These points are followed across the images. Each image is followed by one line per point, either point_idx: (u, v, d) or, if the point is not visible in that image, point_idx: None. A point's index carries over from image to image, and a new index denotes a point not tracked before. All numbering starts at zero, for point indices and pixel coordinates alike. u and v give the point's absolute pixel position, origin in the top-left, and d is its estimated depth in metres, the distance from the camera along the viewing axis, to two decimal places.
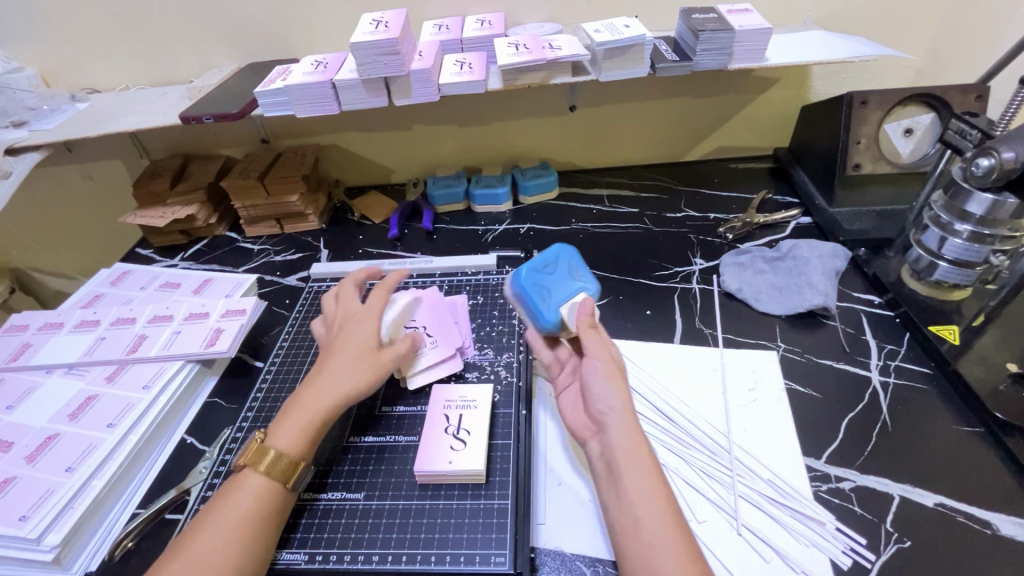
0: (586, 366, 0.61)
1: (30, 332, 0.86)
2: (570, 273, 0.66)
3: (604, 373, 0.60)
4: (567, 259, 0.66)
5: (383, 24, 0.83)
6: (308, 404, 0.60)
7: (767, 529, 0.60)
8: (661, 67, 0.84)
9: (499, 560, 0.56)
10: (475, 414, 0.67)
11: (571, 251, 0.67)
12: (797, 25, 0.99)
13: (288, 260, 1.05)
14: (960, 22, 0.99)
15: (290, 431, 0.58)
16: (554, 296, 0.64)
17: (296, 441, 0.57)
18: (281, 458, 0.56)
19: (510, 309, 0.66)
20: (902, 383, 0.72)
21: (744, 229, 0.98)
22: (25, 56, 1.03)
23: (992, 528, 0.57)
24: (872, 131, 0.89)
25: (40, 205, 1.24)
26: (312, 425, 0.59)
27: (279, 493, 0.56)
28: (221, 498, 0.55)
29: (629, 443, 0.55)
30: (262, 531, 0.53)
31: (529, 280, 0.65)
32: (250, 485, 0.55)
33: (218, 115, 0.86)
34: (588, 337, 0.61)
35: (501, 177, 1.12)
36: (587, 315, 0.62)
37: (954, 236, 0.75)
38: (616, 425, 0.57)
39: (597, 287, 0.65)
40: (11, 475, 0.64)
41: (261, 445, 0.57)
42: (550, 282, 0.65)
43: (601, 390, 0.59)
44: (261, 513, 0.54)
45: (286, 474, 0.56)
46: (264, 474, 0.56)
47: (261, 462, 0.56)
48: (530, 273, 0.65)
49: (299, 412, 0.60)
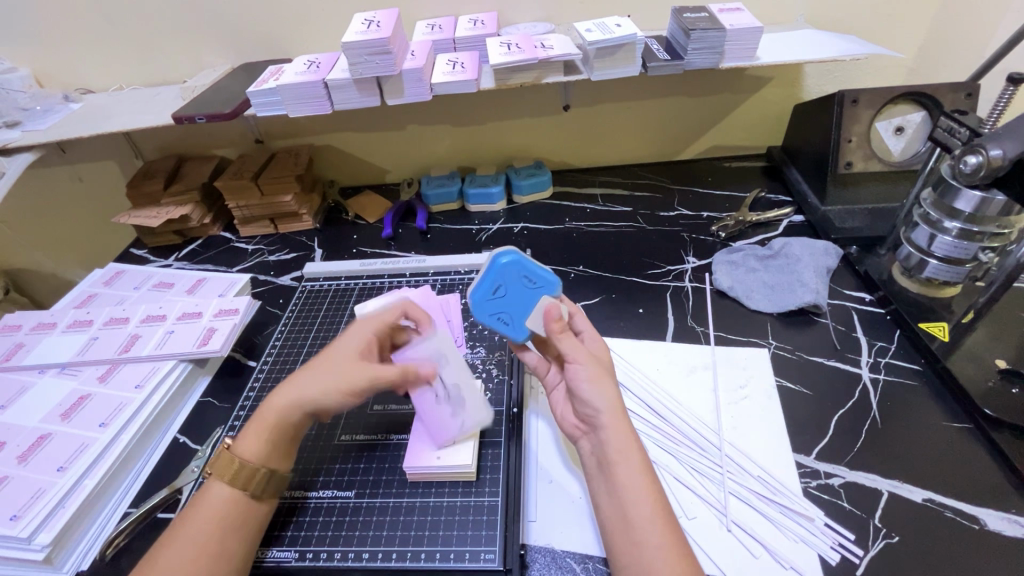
0: (571, 369, 0.58)
1: (23, 332, 0.86)
2: (522, 282, 0.63)
3: (590, 373, 0.57)
4: (511, 270, 0.63)
5: (375, 23, 0.83)
6: (266, 410, 0.60)
7: (756, 525, 0.60)
8: (653, 66, 0.84)
9: (489, 556, 0.56)
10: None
11: (508, 260, 0.64)
12: (789, 24, 0.99)
13: (282, 260, 1.05)
14: (951, 21, 1.00)
15: (253, 441, 0.58)
16: (518, 311, 0.63)
17: (258, 450, 0.57)
18: (244, 468, 0.56)
19: (478, 302, 0.64)
20: (892, 380, 0.72)
21: (736, 228, 0.98)
22: (18, 56, 1.03)
23: (980, 523, 0.57)
24: (864, 129, 0.90)
25: (34, 206, 1.24)
26: (275, 432, 0.59)
27: (247, 504, 0.56)
28: (192, 506, 0.55)
29: (621, 444, 0.54)
30: (231, 541, 0.54)
31: (485, 311, 0.64)
32: (217, 495, 0.56)
33: (210, 115, 0.86)
34: (562, 341, 0.59)
35: (495, 177, 1.13)
36: (556, 318, 0.60)
37: (944, 234, 0.75)
38: (605, 426, 0.55)
39: (555, 285, 0.63)
40: (2, 475, 0.64)
41: (226, 455, 0.57)
42: (505, 301, 0.63)
43: (586, 392, 0.57)
44: (230, 522, 0.54)
45: (250, 485, 0.56)
46: (230, 484, 0.56)
47: (227, 473, 0.56)
48: (511, 270, 0.64)
49: (261, 420, 0.59)
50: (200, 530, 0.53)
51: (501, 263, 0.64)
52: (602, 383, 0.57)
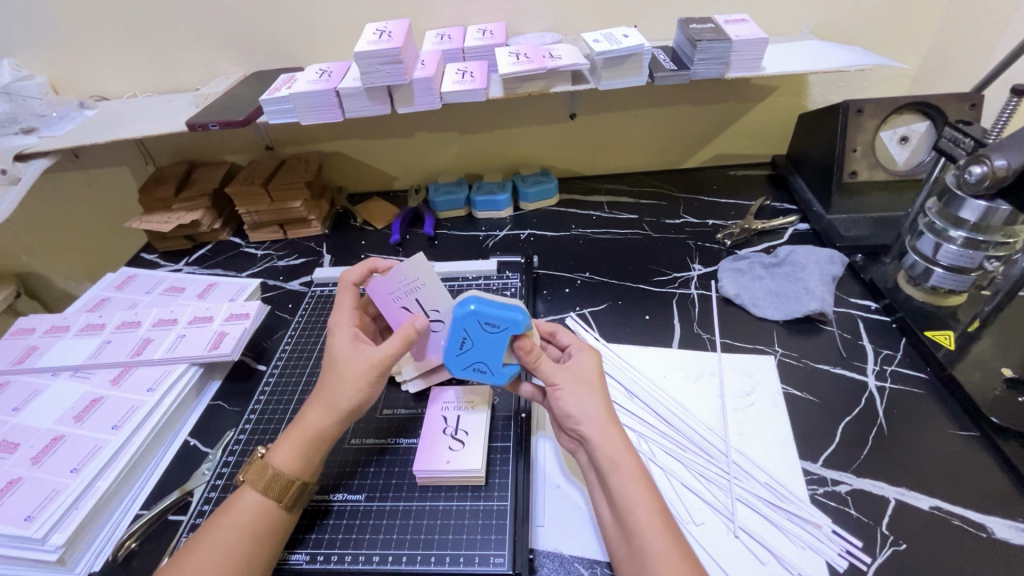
0: (551, 392, 0.61)
1: (36, 335, 0.88)
2: (485, 328, 0.61)
3: (571, 390, 0.60)
4: (469, 320, 0.61)
5: (387, 33, 0.85)
6: (302, 424, 0.61)
7: (764, 531, 0.60)
8: (660, 76, 0.85)
9: (498, 560, 0.56)
10: (473, 415, 0.68)
11: (462, 312, 0.61)
12: (794, 34, 1.01)
13: (291, 265, 1.06)
14: (954, 32, 1.01)
15: (288, 451, 0.59)
16: (491, 357, 0.62)
17: (292, 459, 0.58)
18: (279, 476, 0.57)
19: (449, 357, 0.64)
20: (898, 388, 0.72)
21: (742, 235, 0.99)
22: (35, 64, 1.05)
23: (988, 531, 0.57)
24: (868, 138, 0.91)
25: (46, 210, 1.26)
26: (310, 445, 0.60)
27: (277, 513, 0.57)
28: (222, 512, 0.56)
29: (611, 454, 0.55)
30: (261, 549, 0.54)
31: (459, 363, 0.64)
32: (249, 502, 0.56)
33: (223, 123, 0.88)
34: (539, 366, 0.61)
35: (501, 184, 1.14)
36: (529, 347, 0.60)
37: (949, 242, 0.76)
38: (594, 440, 0.56)
39: (520, 323, 0.60)
40: (16, 476, 0.65)
41: (262, 463, 0.58)
42: (475, 350, 0.62)
43: (570, 407, 0.59)
44: (259, 529, 0.55)
45: (283, 495, 0.57)
46: (264, 492, 0.57)
47: (261, 480, 0.57)
48: (470, 321, 0.61)
49: (298, 433, 0.60)
50: (228, 535, 0.53)
51: (461, 313, 0.61)
52: (585, 397, 0.59)
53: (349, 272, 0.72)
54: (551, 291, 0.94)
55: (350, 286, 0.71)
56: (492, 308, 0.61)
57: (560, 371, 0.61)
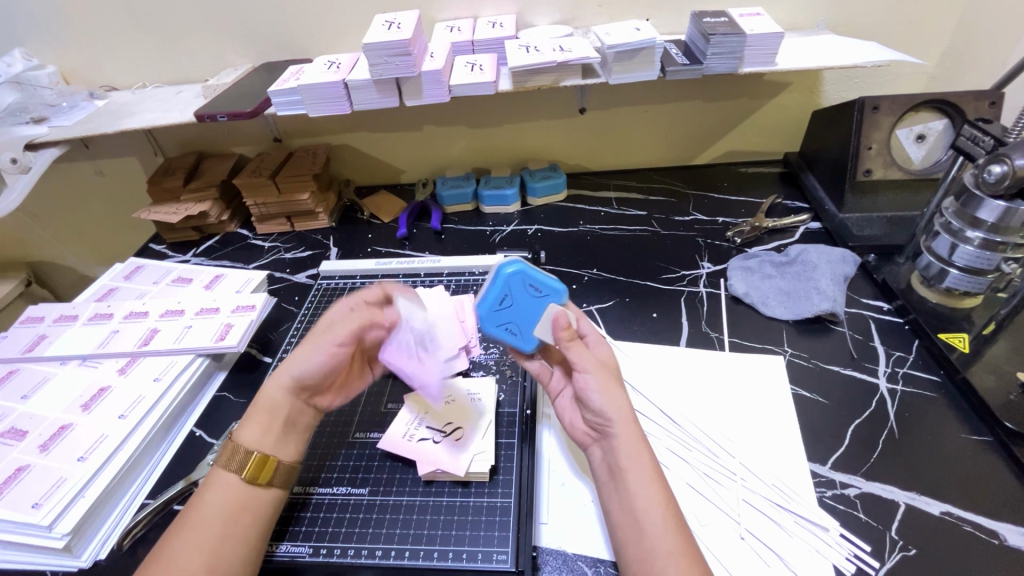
0: (579, 378, 0.58)
1: (46, 324, 0.88)
2: (530, 291, 0.64)
3: (601, 381, 0.58)
4: (516, 280, 0.64)
5: (397, 25, 0.84)
6: (261, 397, 0.61)
7: (770, 535, 0.59)
8: (672, 70, 0.84)
9: (501, 557, 0.56)
10: (456, 407, 0.69)
11: (513, 270, 0.64)
12: (809, 29, 0.99)
13: (298, 258, 1.06)
14: (974, 27, 0.99)
15: (251, 426, 0.59)
16: (524, 320, 0.64)
17: (254, 435, 0.58)
18: (247, 454, 0.57)
19: (484, 313, 0.65)
20: (910, 391, 0.71)
21: (752, 233, 0.98)
22: (46, 54, 1.05)
23: (999, 538, 0.56)
24: (884, 136, 0.89)
25: (56, 200, 1.26)
26: (270, 416, 0.60)
27: (251, 491, 0.57)
28: (200, 496, 0.56)
29: (634, 453, 0.54)
30: (238, 527, 0.54)
31: (493, 320, 0.65)
32: (219, 483, 0.56)
33: (232, 113, 0.88)
34: (570, 350, 0.59)
35: (510, 178, 1.13)
36: (564, 328, 0.59)
37: (965, 244, 0.75)
38: (616, 437, 0.56)
39: (560, 293, 0.64)
40: (24, 463, 0.66)
41: (229, 445, 0.58)
42: (514, 311, 0.64)
43: (597, 398, 0.57)
44: (236, 510, 0.55)
45: (246, 468, 0.57)
46: (231, 470, 0.57)
47: (228, 459, 0.57)
48: (517, 280, 0.64)
49: (257, 406, 0.60)
50: (205, 518, 0.54)
51: (506, 272, 0.64)
52: (613, 391, 0.57)
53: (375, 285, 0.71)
54: None
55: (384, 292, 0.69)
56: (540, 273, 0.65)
57: (590, 358, 0.59)
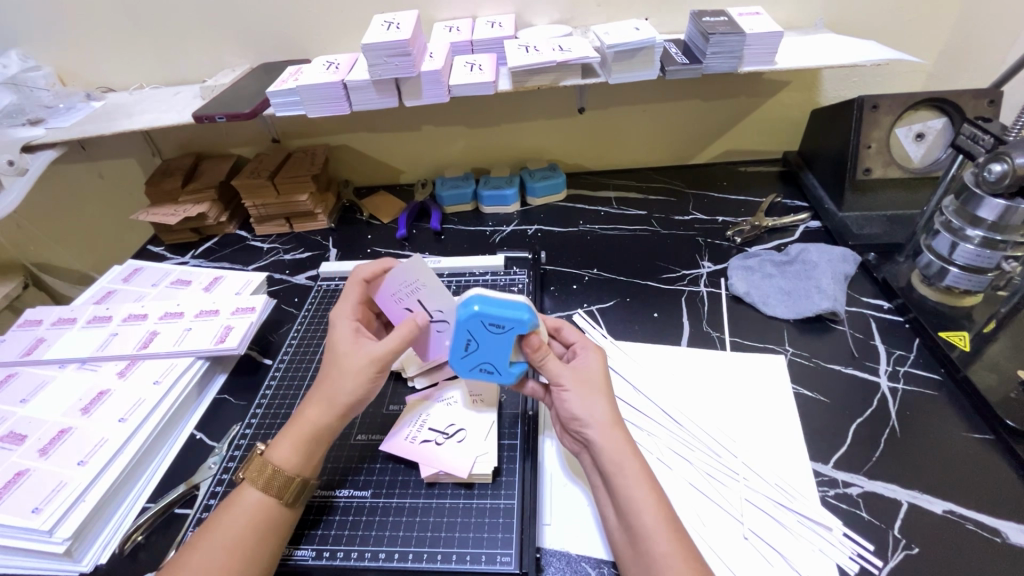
0: (559, 393, 0.60)
1: (44, 327, 0.88)
2: (491, 329, 0.58)
3: (578, 391, 0.58)
4: (475, 321, 0.57)
5: (396, 25, 0.83)
6: (301, 420, 0.60)
7: (774, 535, 0.59)
8: (672, 70, 0.84)
9: (505, 559, 0.56)
10: (459, 410, 0.69)
11: (465, 314, 0.57)
12: (808, 28, 0.99)
13: (297, 259, 1.06)
14: (972, 25, 0.99)
15: (287, 449, 0.58)
16: (497, 357, 0.60)
17: (292, 460, 0.57)
18: (279, 475, 0.56)
19: (454, 359, 0.61)
20: (911, 389, 0.71)
21: (752, 233, 0.98)
22: (41, 55, 1.04)
23: (1001, 536, 0.56)
24: (883, 135, 0.89)
25: (52, 202, 1.26)
26: (310, 443, 0.59)
27: (278, 509, 0.56)
28: (223, 511, 0.55)
29: (617, 457, 0.54)
30: (264, 545, 0.54)
31: (466, 364, 0.61)
32: (249, 501, 0.56)
33: (230, 114, 0.87)
34: (547, 365, 0.60)
35: (509, 179, 1.13)
36: (536, 344, 0.59)
37: (966, 241, 0.75)
38: (598, 443, 0.56)
39: (526, 323, 0.57)
40: (23, 468, 0.65)
41: (260, 460, 0.57)
42: (483, 351, 0.60)
43: (574, 409, 0.58)
44: (263, 528, 0.55)
45: (283, 492, 0.56)
46: (263, 489, 0.56)
47: (261, 477, 0.56)
48: (474, 323, 0.57)
49: (296, 428, 0.59)
50: (231, 535, 0.53)
51: (462, 316, 0.57)
52: (590, 399, 0.58)
53: (362, 267, 0.70)
54: (558, 287, 0.93)
55: (360, 281, 0.70)
56: (496, 306, 0.58)
57: (566, 372, 0.60)
